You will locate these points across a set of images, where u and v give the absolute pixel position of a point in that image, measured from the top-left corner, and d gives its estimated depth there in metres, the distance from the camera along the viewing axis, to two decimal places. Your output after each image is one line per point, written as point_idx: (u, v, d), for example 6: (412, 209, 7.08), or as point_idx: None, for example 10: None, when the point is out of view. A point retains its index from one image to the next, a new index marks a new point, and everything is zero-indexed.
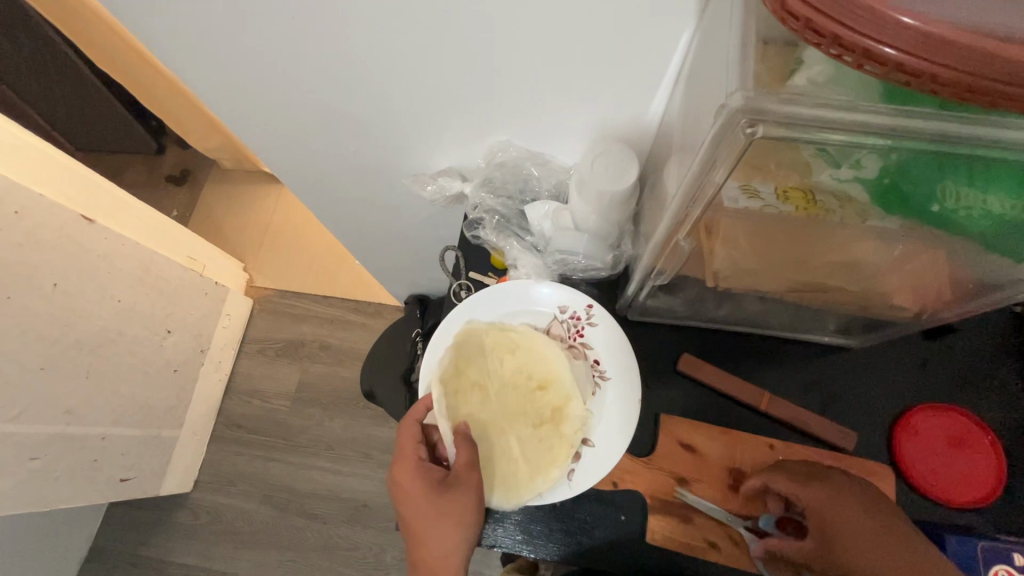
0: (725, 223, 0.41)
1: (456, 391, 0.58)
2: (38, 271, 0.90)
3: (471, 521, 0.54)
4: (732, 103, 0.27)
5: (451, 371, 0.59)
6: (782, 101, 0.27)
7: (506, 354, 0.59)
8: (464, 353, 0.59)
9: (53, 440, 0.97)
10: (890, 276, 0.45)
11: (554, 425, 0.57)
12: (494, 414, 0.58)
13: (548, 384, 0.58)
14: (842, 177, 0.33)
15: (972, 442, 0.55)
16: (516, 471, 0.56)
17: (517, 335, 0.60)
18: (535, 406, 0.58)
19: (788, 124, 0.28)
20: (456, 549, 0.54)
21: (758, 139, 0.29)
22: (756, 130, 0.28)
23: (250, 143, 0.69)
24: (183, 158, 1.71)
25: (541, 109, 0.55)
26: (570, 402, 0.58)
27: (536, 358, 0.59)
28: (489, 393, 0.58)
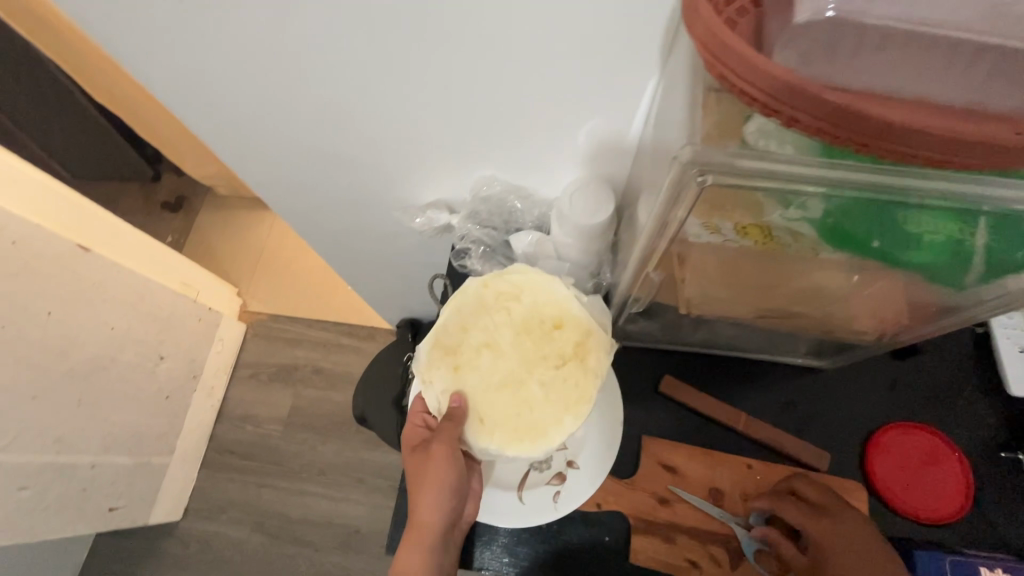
0: (691, 254, 0.44)
1: (462, 358, 0.55)
2: (33, 300, 0.91)
3: (449, 480, 0.54)
4: (683, 155, 0.31)
5: (451, 342, 0.55)
6: (727, 154, 0.31)
7: (509, 303, 0.55)
8: (462, 314, 0.56)
9: (42, 469, 0.97)
10: (850, 302, 0.48)
11: (577, 361, 0.54)
12: (509, 367, 0.54)
13: (562, 322, 0.54)
14: (791, 216, 0.36)
15: (941, 460, 0.58)
16: (541, 417, 0.52)
17: (519, 280, 0.56)
18: (552, 347, 0.54)
19: (734, 174, 0.31)
20: (436, 513, 0.54)
21: (710, 185, 0.33)
22: (706, 179, 0.32)
23: (245, 176, 0.71)
24: (178, 185, 1.73)
25: (523, 146, 0.58)
26: (588, 335, 0.54)
27: (543, 299, 0.55)
28: (498, 348, 0.55)
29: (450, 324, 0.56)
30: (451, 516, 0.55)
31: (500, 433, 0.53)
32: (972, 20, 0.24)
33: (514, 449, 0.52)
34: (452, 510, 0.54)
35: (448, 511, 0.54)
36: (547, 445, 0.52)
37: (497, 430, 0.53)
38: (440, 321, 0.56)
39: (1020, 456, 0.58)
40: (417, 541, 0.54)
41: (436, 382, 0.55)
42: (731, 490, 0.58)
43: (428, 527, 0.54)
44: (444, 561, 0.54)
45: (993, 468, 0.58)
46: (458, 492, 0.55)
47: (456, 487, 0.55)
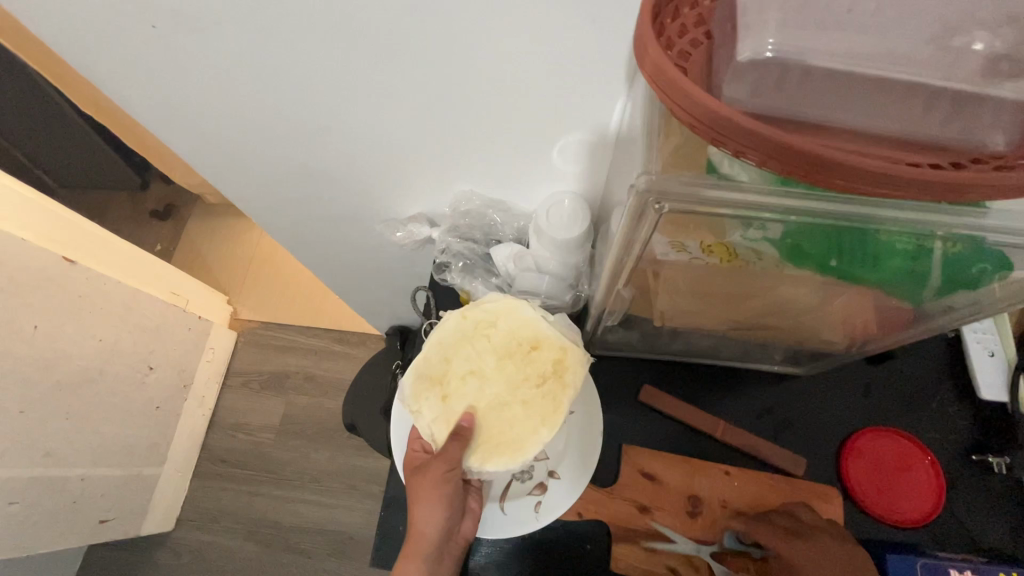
0: (661, 270, 0.45)
1: (447, 387, 0.56)
2: (20, 314, 0.91)
3: (444, 493, 0.54)
4: (639, 183, 0.32)
5: (436, 372, 0.57)
6: (681, 184, 0.32)
7: (487, 330, 0.57)
8: (445, 343, 0.57)
9: (32, 483, 0.96)
10: (819, 315, 0.49)
11: (556, 378, 0.54)
12: (492, 390, 0.55)
13: (538, 343, 0.56)
14: (752, 237, 0.37)
15: (912, 463, 0.59)
16: (523, 433, 0.53)
17: (497, 308, 0.58)
18: (531, 367, 0.55)
19: (690, 202, 0.32)
20: (431, 523, 0.54)
21: (668, 211, 0.34)
22: (663, 206, 0.33)
23: (229, 191, 0.72)
24: (167, 194, 1.73)
25: (498, 161, 0.59)
26: (564, 353, 0.55)
27: (520, 324, 0.57)
28: (481, 374, 0.56)
29: (433, 354, 0.57)
30: (446, 529, 0.55)
31: (483, 450, 0.53)
32: (908, 57, 0.25)
33: (497, 465, 0.52)
34: (447, 521, 0.55)
35: (443, 523, 0.55)
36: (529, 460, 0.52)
37: (483, 449, 0.53)
38: (424, 353, 0.58)
39: (990, 458, 0.59)
40: (413, 552, 0.54)
41: (424, 412, 0.56)
42: (710, 498, 0.59)
43: (423, 538, 0.54)
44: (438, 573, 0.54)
45: (963, 470, 0.60)
46: (453, 505, 0.55)
47: (452, 501, 0.55)
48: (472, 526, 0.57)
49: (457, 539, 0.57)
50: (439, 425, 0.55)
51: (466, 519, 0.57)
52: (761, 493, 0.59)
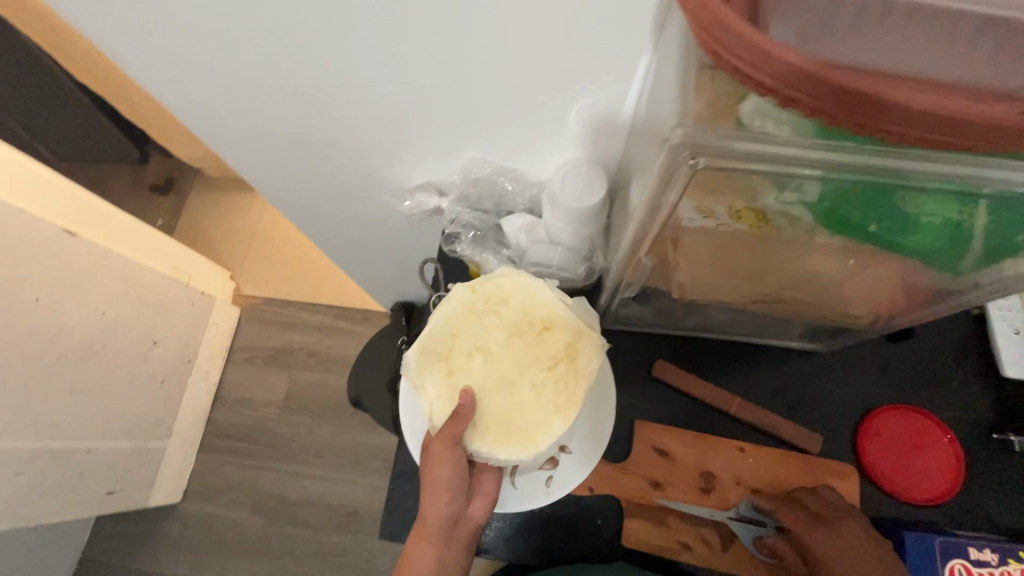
0: (685, 235, 0.42)
1: (454, 363, 0.54)
2: (20, 286, 0.89)
3: (444, 479, 0.52)
4: (674, 136, 0.29)
5: (441, 348, 0.55)
6: (720, 136, 0.29)
7: (498, 306, 0.55)
8: (452, 319, 0.55)
9: (39, 455, 0.97)
10: (846, 287, 0.47)
11: (568, 362, 0.53)
12: (500, 370, 0.54)
13: (551, 324, 0.54)
14: (787, 200, 0.35)
15: (930, 441, 0.58)
16: (532, 420, 0.52)
17: (508, 284, 0.55)
18: (542, 348, 0.54)
19: (728, 157, 0.30)
20: (436, 508, 0.53)
21: (702, 168, 0.31)
22: (698, 162, 0.30)
23: (231, 159, 0.70)
24: (167, 168, 1.70)
25: (511, 126, 0.56)
26: (578, 335, 0.54)
27: (532, 302, 0.55)
28: (489, 352, 0.54)
29: (439, 330, 0.55)
30: (453, 513, 0.54)
31: (490, 436, 0.52)
32: None
33: (505, 451, 0.52)
34: (451, 506, 0.53)
35: (448, 507, 0.53)
36: (538, 449, 0.52)
37: (489, 433, 0.52)
38: (429, 328, 0.56)
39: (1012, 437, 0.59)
40: (422, 536, 0.54)
41: (428, 388, 0.54)
42: (724, 475, 0.58)
43: (431, 522, 0.54)
44: (447, 555, 0.54)
45: (982, 449, 0.59)
46: (457, 490, 0.53)
47: (455, 486, 0.53)
48: (483, 510, 0.55)
49: (468, 523, 0.55)
50: (444, 402, 0.54)
51: (476, 502, 0.55)
52: (776, 470, 0.58)
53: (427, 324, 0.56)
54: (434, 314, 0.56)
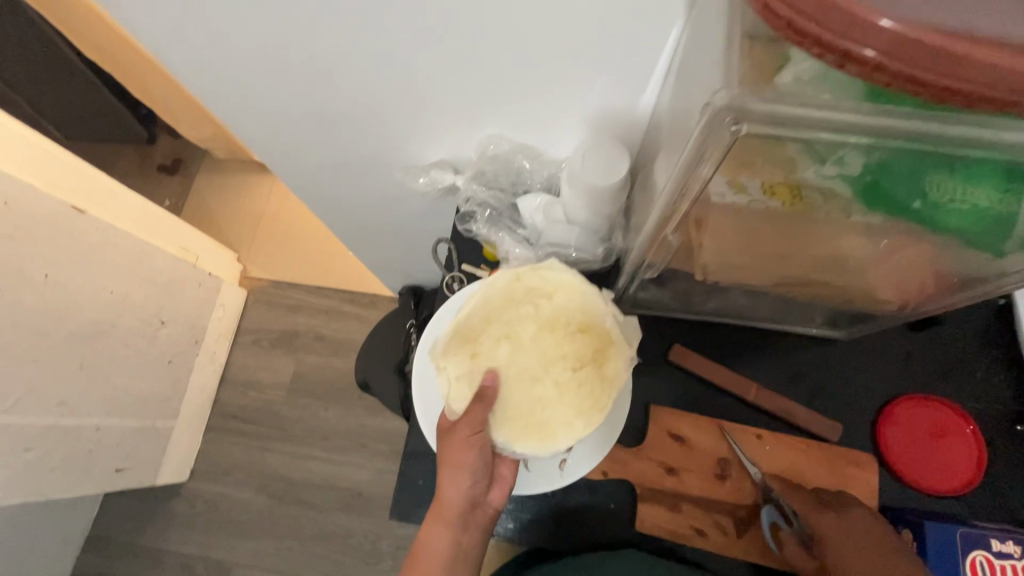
0: (712, 213, 0.41)
1: (480, 348, 0.54)
2: (29, 262, 0.89)
3: (470, 462, 0.52)
4: (716, 101, 0.28)
5: (471, 330, 0.55)
6: (764, 101, 0.28)
7: (538, 299, 0.55)
8: (488, 304, 0.55)
9: (47, 431, 0.97)
10: (878, 270, 0.46)
11: (596, 366, 0.53)
12: (526, 363, 0.53)
13: (588, 326, 0.54)
14: (827, 173, 0.33)
15: (952, 431, 0.57)
16: (552, 418, 0.52)
17: (553, 279, 0.55)
18: (574, 348, 0.53)
19: (772, 123, 0.29)
20: (455, 491, 0.53)
21: (743, 137, 0.30)
22: (740, 128, 0.29)
23: (242, 134, 0.68)
24: (175, 148, 1.69)
25: (531, 102, 0.54)
26: (611, 343, 0.54)
27: (574, 300, 0.55)
28: (519, 342, 0.54)
29: (473, 312, 0.56)
30: (472, 497, 0.54)
31: (508, 429, 0.53)
32: None
33: (521, 446, 0.53)
34: (471, 490, 0.53)
35: (468, 492, 0.53)
36: (554, 448, 0.53)
37: (507, 425, 0.53)
38: (465, 309, 0.56)
39: None
40: (438, 516, 0.54)
41: (449, 368, 0.55)
42: (740, 461, 0.57)
43: (448, 504, 0.53)
44: (461, 538, 0.54)
45: (1006, 441, 0.57)
46: (480, 475, 0.53)
47: (480, 471, 0.53)
48: (500, 497, 0.55)
49: (484, 509, 0.55)
50: (462, 385, 0.54)
51: (494, 489, 0.55)
52: (795, 459, 0.57)
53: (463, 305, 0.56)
54: (472, 297, 0.56)
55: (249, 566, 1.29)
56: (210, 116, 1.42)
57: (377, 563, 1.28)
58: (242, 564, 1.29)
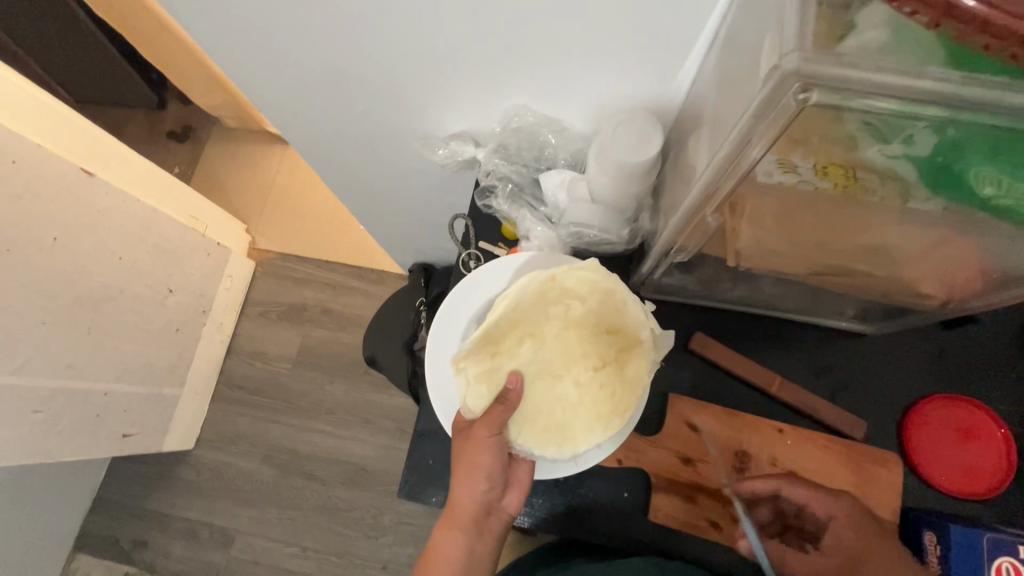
0: (750, 197, 0.39)
1: (502, 348, 0.54)
2: (37, 224, 0.88)
3: (483, 464, 0.51)
4: (785, 64, 0.26)
5: (497, 332, 0.55)
6: (838, 64, 0.26)
7: (571, 301, 0.54)
8: (518, 305, 0.55)
9: (55, 393, 0.96)
10: (923, 262, 0.43)
11: (619, 367, 0.53)
12: (548, 361, 0.54)
13: (616, 328, 0.54)
14: (891, 152, 0.31)
15: (980, 433, 0.55)
16: (572, 420, 0.53)
17: (589, 282, 0.54)
18: (598, 348, 0.54)
19: (843, 90, 0.27)
20: (469, 495, 0.52)
21: (809, 107, 0.28)
22: (808, 96, 0.27)
23: (255, 98, 0.66)
24: (184, 115, 1.66)
25: (563, 72, 0.52)
26: (637, 344, 0.54)
27: (608, 303, 0.54)
28: (542, 341, 0.54)
29: (500, 313, 0.55)
30: (486, 502, 0.52)
31: (525, 430, 0.53)
32: None
33: (537, 448, 0.53)
34: (485, 494, 0.52)
35: (481, 496, 0.52)
36: (573, 452, 0.53)
37: (525, 426, 0.53)
38: (493, 311, 0.55)
39: None
40: (451, 523, 0.52)
41: (468, 368, 0.54)
42: (760, 455, 0.56)
43: (462, 509, 0.52)
44: (476, 546, 0.53)
45: None
46: (494, 479, 0.52)
47: (494, 474, 0.52)
48: (516, 502, 0.53)
49: (499, 514, 0.54)
50: (479, 384, 0.54)
51: (510, 494, 0.54)
52: (817, 457, 0.55)
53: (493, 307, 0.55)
54: (501, 299, 0.55)
55: (251, 534, 1.29)
56: (221, 82, 1.39)
57: (379, 537, 1.27)
58: (245, 533, 1.29)
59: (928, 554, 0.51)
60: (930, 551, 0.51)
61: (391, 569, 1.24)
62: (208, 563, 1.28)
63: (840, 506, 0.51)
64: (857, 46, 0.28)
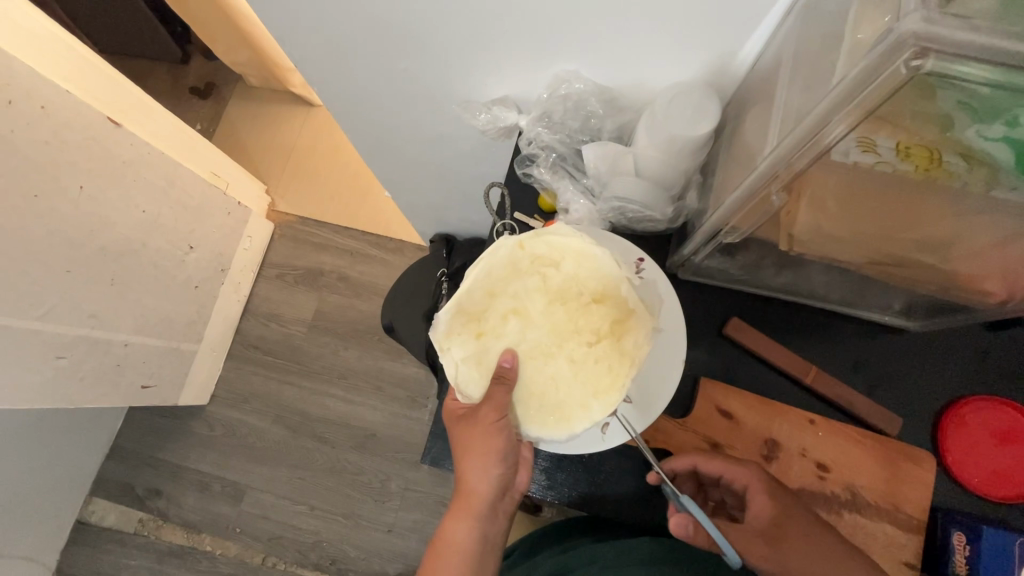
0: (817, 178, 0.37)
1: (487, 326, 0.54)
2: (63, 172, 0.87)
3: (496, 448, 0.51)
4: (904, 25, 0.25)
5: (475, 309, 0.55)
6: (957, 29, 0.25)
7: (545, 268, 0.54)
8: (492, 277, 0.54)
9: (77, 341, 0.97)
10: (986, 257, 0.42)
11: (614, 340, 0.53)
12: (537, 338, 0.53)
13: (602, 296, 0.53)
14: (989, 134, 0.30)
15: (1021, 438, 0.53)
16: (566, 399, 0.52)
17: (559, 245, 0.54)
18: (587, 320, 0.53)
19: (961, 56, 0.25)
20: (484, 481, 0.52)
21: (920, 77, 0.27)
22: (923, 64, 0.26)
23: (290, 51, 0.64)
24: (208, 71, 1.64)
25: (622, 36, 0.49)
26: (630, 314, 0.53)
27: (584, 268, 0.54)
28: (526, 316, 0.54)
29: (476, 289, 0.55)
30: (501, 484, 0.53)
31: (522, 408, 0.53)
32: None
33: (535, 427, 0.52)
34: (500, 477, 0.52)
35: (497, 480, 0.52)
36: (569, 431, 0.52)
37: (523, 404, 0.53)
38: (466, 286, 0.55)
39: None
40: (467, 511, 0.52)
41: (455, 350, 0.54)
42: (789, 446, 0.55)
43: (478, 495, 0.52)
44: (491, 528, 0.54)
45: None
46: (506, 461, 0.52)
47: (505, 457, 0.52)
48: (526, 477, 0.55)
49: (511, 494, 0.55)
50: (470, 366, 0.54)
51: (520, 471, 0.55)
52: (849, 451, 0.54)
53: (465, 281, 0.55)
54: (473, 272, 0.55)
55: (262, 491, 1.31)
56: (246, 39, 1.36)
57: (386, 502, 1.28)
58: (256, 489, 1.32)
59: (954, 555, 0.51)
60: (957, 553, 0.51)
61: (397, 533, 1.26)
62: (219, 515, 1.31)
63: (746, 473, 0.51)
64: (981, 9, 0.26)
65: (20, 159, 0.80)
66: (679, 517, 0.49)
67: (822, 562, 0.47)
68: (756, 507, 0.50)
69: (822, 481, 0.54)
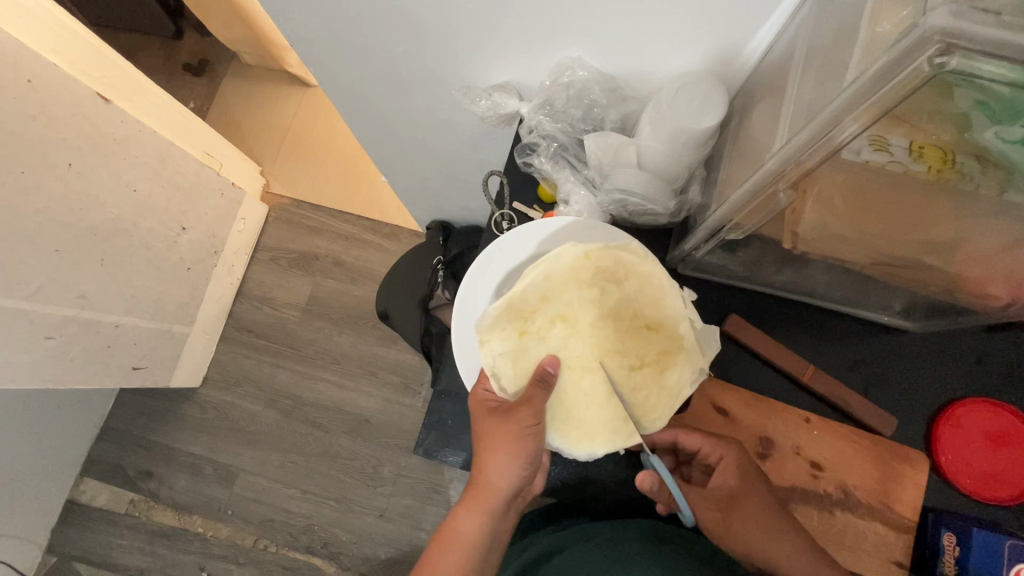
0: (824, 176, 0.36)
1: (532, 326, 0.53)
2: (52, 148, 0.85)
3: (528, 450, 0.50)
4: (932, 20, 0.24)
5: (525, 307, 0.53)
6: (985, 24, 0.24)
7: (606, 283, 0.53)
8: (550, 279, 0.53)
9: (67, 322, 0.95)
10: (991, 261, 0.42)
11: (657, 371, 0.52)
12: (581, 350, 0.53)
13: (656, 325, 0.53)
14: (1008, 137, 0.29)
15: (1012, 440, 0.52)
16: (594, 418, 0.52)
17: (623, 265, 0.53)
18: (635, 346, 0.52)
19: (986, 55, 0.24)
20: (505, 480, 0.50)
21: (943, 74, 0.26)
22: (947, 61, 0.25)
23: (286, 33, 0.62)
24: (201, 47, 1.59)
25: (627, 23, 0.48)
26: (680, 349, 0.52)
27: (644, 291, 0.53)
28: (574, 325, 0.53)
29: (531, 287, 0.53)
30: (519, 486, 0.52)
31: (547, 417, 0.52)
32: None
33: (558, 438, 0.52)
34: (522, 479, 0.51)
35: (518, 480, 0.51)
36: (590, 449, 0.52)
37: (551, 414, 0.52)
38: (522, 282, 0.53)
39: None
40: (482, 505, 0.51)
41: (495, 343, 0.53)
42: (783, 444, 0.55)
43: (495, 492, 0.51)
44: (498, 528, 0.52)
45: None
46: (531, 465, 0.51)
47: (532, 460, 0.51)
48: (541, 482, 0.56)
49: (523, 495, 0.54)
50: (507, 362, 0.53)
51: (537, 475, 0.56)
52: (844, 451, 0.54)
53: (523, 276, 0.53)
54: (532, 270, 0.53)
55: (253, 474, 1.31)
56: (241, 15, 1.33)
57: (378, 487, 1.28)
58: (247, 472, 1.31)
59: (945, 555, 0.51)
60: (948, 554, 0.51)
61: (389, 518, 1.26)
62: (211, 497, 1.30)
63: (726, 445, 0.51)
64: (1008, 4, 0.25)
65: (7, 135, 0.78)
66: (646, 473, 0.50)
67: (767, 538, 0.49)
68: (723, 478, 0.51)
69: (816, 480, 0.54)
